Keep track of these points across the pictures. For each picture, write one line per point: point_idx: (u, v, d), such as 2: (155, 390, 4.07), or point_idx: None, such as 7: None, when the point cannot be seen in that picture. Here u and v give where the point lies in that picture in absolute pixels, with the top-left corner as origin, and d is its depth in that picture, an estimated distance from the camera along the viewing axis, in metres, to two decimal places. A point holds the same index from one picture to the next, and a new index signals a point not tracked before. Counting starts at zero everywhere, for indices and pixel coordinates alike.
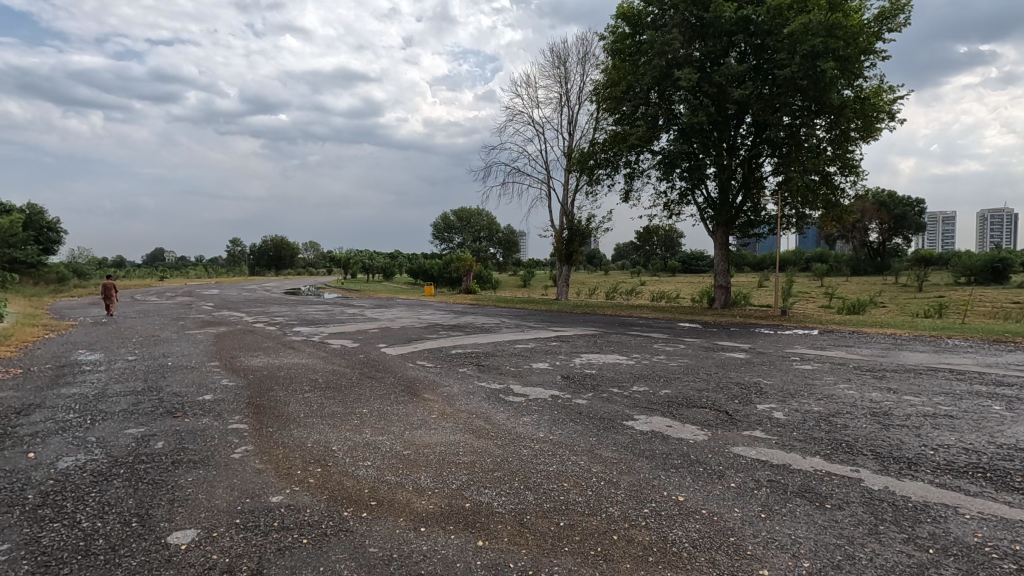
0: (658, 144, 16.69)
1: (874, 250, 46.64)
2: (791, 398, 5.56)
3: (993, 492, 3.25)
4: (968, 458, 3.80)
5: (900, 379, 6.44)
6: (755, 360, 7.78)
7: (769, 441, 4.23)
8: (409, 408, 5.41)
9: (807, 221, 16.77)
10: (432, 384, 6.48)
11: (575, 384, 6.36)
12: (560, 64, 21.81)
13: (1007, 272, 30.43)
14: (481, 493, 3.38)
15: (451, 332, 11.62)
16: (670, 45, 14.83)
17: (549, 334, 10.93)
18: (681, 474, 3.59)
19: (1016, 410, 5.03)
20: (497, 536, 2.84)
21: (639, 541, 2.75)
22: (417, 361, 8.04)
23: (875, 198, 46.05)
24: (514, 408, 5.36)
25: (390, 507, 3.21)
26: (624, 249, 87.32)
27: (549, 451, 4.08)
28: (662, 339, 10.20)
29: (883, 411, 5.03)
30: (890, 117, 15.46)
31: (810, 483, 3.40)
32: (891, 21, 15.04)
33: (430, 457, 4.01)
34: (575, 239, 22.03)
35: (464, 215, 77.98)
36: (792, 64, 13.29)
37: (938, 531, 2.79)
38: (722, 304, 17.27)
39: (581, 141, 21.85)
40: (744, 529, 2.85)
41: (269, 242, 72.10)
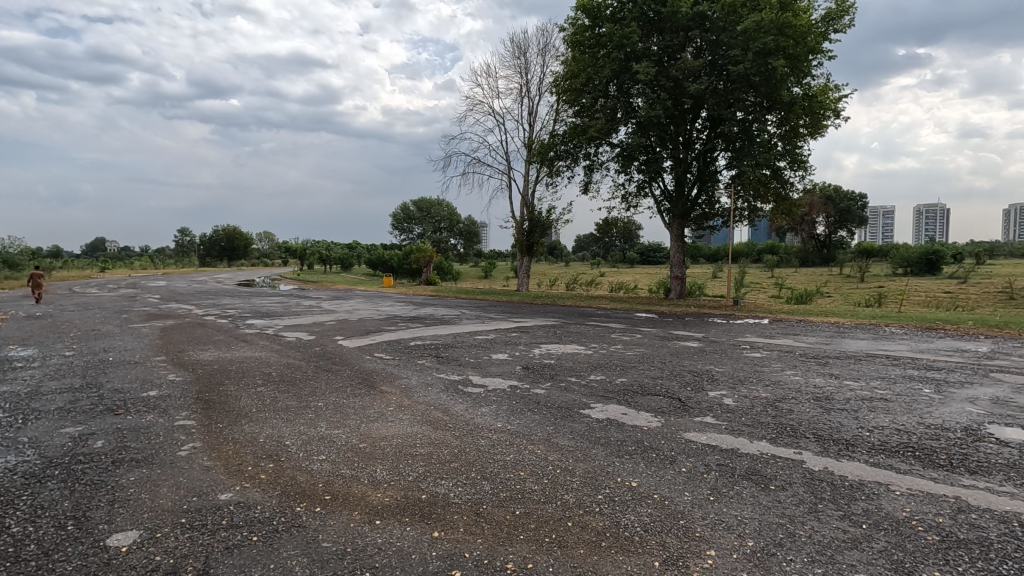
0: (617, 137, 16.88)
1: (820, 243, 48.68)
2: (740, 384, 5.77)
3: (922, 469, 3.46)
4: (899, 439, 4.04)
5: (842, 365, 6.78)
6: (708, 349, 8.02)
7: (718, 426, 4.38)
8: (366, 401, 5.32)
9: (758, 214, 17.31)
10: (390, 376, 6.42)
11: (534, 374, 6.43)
12: (520, 54, 21.73)
13: (940, 264, 32.34)
14: (437, 484, 3.37)
15: (410, 324, 11.54)
16: (628, 38, 15.03)
17: (509, 325, 10.99)
18: (634, 460, 3.68)
19: (944, 392, 5.38)
20: (454, 527, 2.84)
21: (594, 526, 2.81)
22: (375, 353, 7.93)
23: (822, 193, 48.10)
24: (472, 399, 5.36)
25: (345, 501, 3.16)
26: (583, 241, 88.47)
27: (507, 441, 4.11)
28: (619, 328, 10.43)
29: (825, 395, 5.29)
30: (836, 114, 16.08)
31: (757, 466, 3.54)
32: (837, 22, 15.63)
33: (387, 450, 3.97)
34: (536, 230, 22.09)
35: (423, 206, 76.89)
36: (744, 60, 13.67)
37: (872, 508, 2.96)
38: (678, 295, 17.72)
39: (541, 133, 21.88)
40: (694, 512, 2.94)
41: (220, 232, 69.43)
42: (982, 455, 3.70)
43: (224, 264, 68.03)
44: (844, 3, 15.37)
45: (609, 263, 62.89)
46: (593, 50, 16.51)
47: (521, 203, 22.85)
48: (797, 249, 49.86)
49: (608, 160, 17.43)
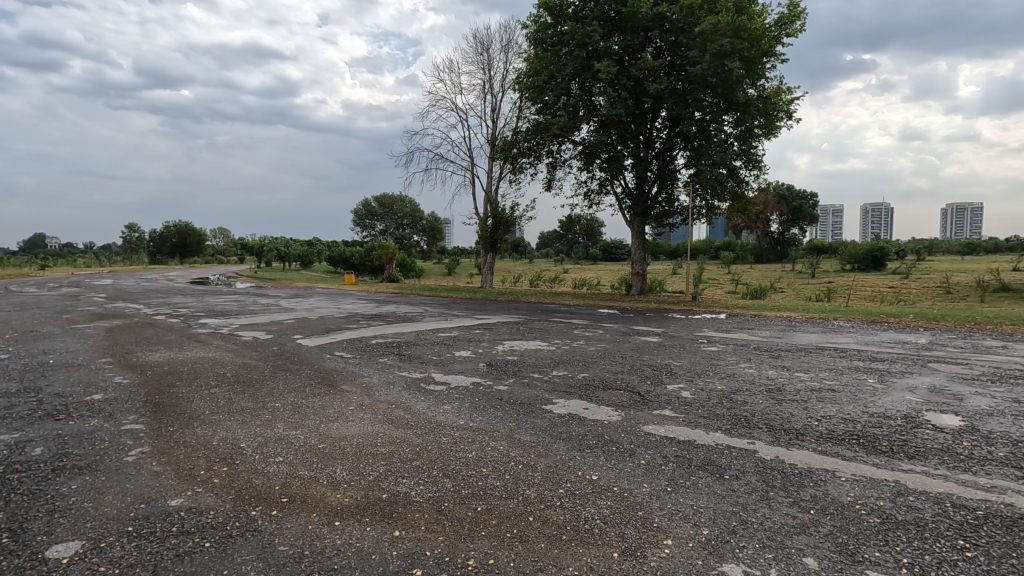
0: (579, 135, 17.03)
1: (775, 240, 50.40)
2: (697, 378, 5.93)
3: (865, 455, 3.64)
4: (845, 427, 4.24)
5: (793, 357, 7.07)
6: (667, 344, 8.20)
7: (676, 418, 4.49)
8: (325, 400, 5.23)
9: (715, 212, 17.76)
10: (351, 375, 6.31)
11: (497, 371, 6.44)
12: (482, 50, 21.68)
13: (884, 260, 33.93)
14: (398, 483, 3.34)
15: (372, 322, 11.36)
16: (590, 37, 15.19)
17: (472, 322, 10.97)
18: (595, 454, 3.74)
19: (886, 382, 5.67)
20: (415, 525, 2.82)
21: (554, 520, 2.83)
22: (336, 352, 7.80)
23: (775, 192, 49.81)
24: (434, 396, 5.32)
25: (303, 502, 3.10)
26: (546, 238, 89.05)
27: (469, 438, 4.10)
28: (582, 324, 10.57)
29: (777, 387, 5.50)
30: (788, 115, 16.65)
31: (712, 457, 3.65)
32: (789, 27, 16.18)
33: (347, 450, 3.91)
34: (499, 227, 22.08)
35: (386, 202, 75.77)
36: (702, 62, 14.01)
37: (819, 493, 3.09)
38: (639, 290, 18.06)
39: (504, 129, 21.88)
40: (652, 502, 3.01)
41: (171, 228, 66.69)
42: (919, 440, 3.92)
43: (176, 261, 65.42)
44: (796, 8, 15.91)
45: (572, 259, 63.63)
46: (555, 48, 16.61)
47: (485, 200, 22.79)
48: (753, 246, 51.48)
49: (570, 158, 17.57)
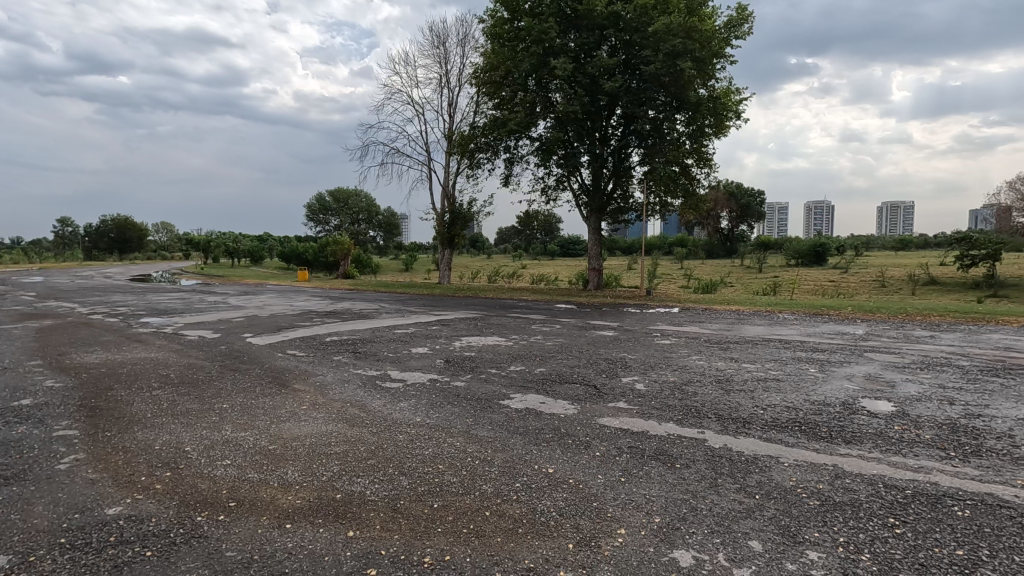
0: (536, 131, 17.08)
1: (725, 236, 52.12)
2: (651, 370, 6.08)
3: (806, 441, 3.82)
4: (789, 414, 4.43)
5: (740, 349, 7.34)
6: (622, 337, 8.37)
7: (630, 410, 4.59)
8: (277, 400, 5.08)
9: (668, 208, 18.18)
10: (304, 374, 6.14)
11: (454, 367, 6.41)
12: (438, 44, 21.41)
13: (825, 255, 35.65)
14: (353, 482, 3.28)
15: (326, 319, 11.10)
16: (546, 33, 15.24)
17: (429, 318, 10.88)
18: (551, 447, 3.77)
19: (826, 371, 5.97)
20: (369, 525, 2.78)
21: (510, 514, 2.85)
22: (287, 350, 7.57)
23: (725, 189, 51.43)
24: (391, 394, 5.25)
25: (252, 506, 3.00)
26: (504, 234, 89.12)
27: (426, 435, 4.07)
28: (539, 319, 10.65)
29: (725, 377, 5.71)
30: (737, 115, 17.22)
31: (664, 446, 3.75)
32: (738, 29, 16.71)
33: (299, 450, 3.81)
34: (457, 222, 21.93)
35: (341, 196, 73.96)
36: (656, 61, 14.30)
37: (764, 479, 3.22)
38: (595, 286, 18.32)
39: (461, 124, 21.72)
40: (606, 493, 3.07)
41: (109, 223, 63.07)
42: (855, 425, 4.15)
43: (114, 258, 61.92)
44: (744, 12, 16.45)
45: (530, 255, 63.95)
46: (512, 43, 16.61)
47: (443, 195, 22.59)
48: (704, 242, 53.06)
49: (527, 153, 17.61)
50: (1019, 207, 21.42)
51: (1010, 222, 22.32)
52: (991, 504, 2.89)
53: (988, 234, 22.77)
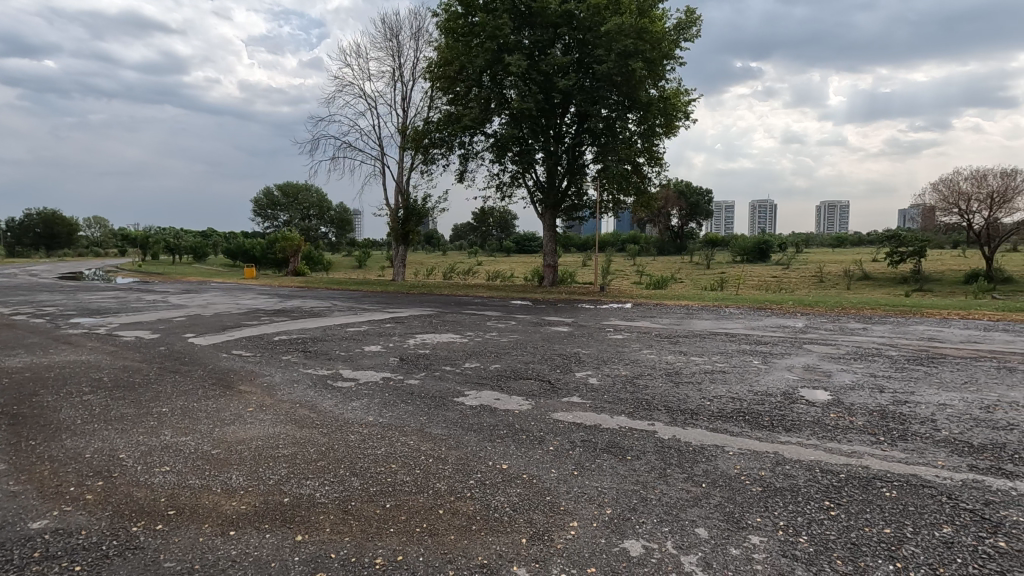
0: (491, 127, 17.05)
1: (675, 234, 53.65)
2: (604, 365, 6.18)
3: (750, 431, 3.98)
4: (734, 405, 4.61)
5: (689, 342, 7.58)
6: (576, 333, 8.47)
7: (583, 405, 4.65)
8: (221, 402, 4.88)
9: (621, 206, 18.50)
10: (250, 374, 5.93)
11: (408, 365, 6.34)
12: (391, 36, 21.04)
13: (769, 252, 37.22)
14: (301, 485, 3.19)
15: (274, 317, 10.74)
16: (501, 29, 15.24)
17: (383, 316, 10.70)
18: (505, 443, 3.79)
19: (769, 363, 6.24)
20: (318, 528, 2.71)
21: (464, 511, 2.84)
22: (233, 350, 7.29)
23: (676, 188, 52.94)
24: (342, 393, 5.14)
25: (193, 513, 2.87)
26: (460, 231, 88.65)
27: (378, 435, 4.00)
28: (495, 316, 10.67)
29: (675, 370, 5.88)
30: (686, 116, 17.70)
31: (616, 439, 3.83)
32: (686, 32, 17.17)
33: (244, 454, 3.67)
34: (411, 219, 21.64)
35: (290, 191, 71.61)
36: (608, 61, 14.53)
37: (710, 468, 3.34)
38: (550, 282, 18.49)
39: (415, 118, 21.42)
40: (559, 487, 3.10)
41: (35, 217, 58.94)
42: (794, 414, 4.35)
43: (41, 255, 57.90)
44: (692, 15, 16.91)
45: (486, 252, 63.91)
46: (467, 39, 16.51)
47: (396, 191, 22.24)
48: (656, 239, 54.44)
49: (482, 150, 17.56)
50: (942, 207, 22.92)
51: (934, 221, 23.87)
52: (915, 484, 3.09)
53: (914, 233, 24.30)
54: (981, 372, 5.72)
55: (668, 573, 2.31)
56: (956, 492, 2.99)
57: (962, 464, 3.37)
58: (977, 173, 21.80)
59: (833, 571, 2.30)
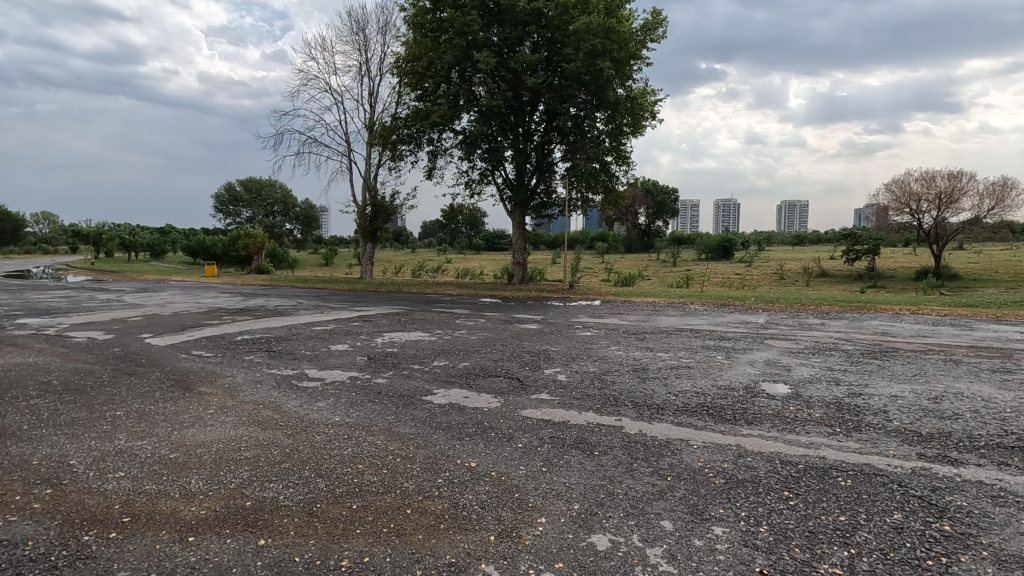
0: (460, 124, 16.95)
1: (642, 232, 54.46)
2: (572, 361, 6.23)
3: (713, 424, 4.07)
4: (698, 399, 4.71)
5: (655, 339, 7.70)
6: (545, 330, 8.51)
7: (552, 401, 4.68)
8: (180, 405, 4.72)
9: (589, 204, 18.64)
10: (210, 376, 5.75)
11: (376, 364, 6.26)
12: (358, 30, 20.69)
13: (732, 250, 38.16)
14: (265, 488, 3.12)
15: (236, 317, 10.44)
16: (469, 26, 15.17)
17: (350, 315, 10.53)
18: (474, 441, 3.78)
19: (732, 358, 6.40)
20: (282, 531, 2.66)
21: (432, 510, 2.82)
22: (193, 351, 7.06)
23: (643, 186, 53.77)
24: (307, 394, 5.04)
25: (150, 520, 2.77)
26: (428, 228, 87.96)
27: (345, 435, 3.93)
28: (464, 314, 10.63)
29: (641, 366, 5.96)
30: (652, 115, 17.96)
31: (584, 435, 3.86)
32: (653, 33, 17.42)
33: (204, 457, 3.56)
34: (379, 216, 21.34)
35: (253, 187, 69.76)
36: (576, 60, 14.63)
37: (675, 461, 3.40)
38: (519, 280, 18.52)
39: (382, 114, 21.13)
40: (528, 483, 3.11)
41: None
42: (756, 408, 4.48)
43: None
44: (658, 16, 17.15)
45: (455, 250, 63.62)
46: (435, 35, 16.36)
47: (364, 187, 21.90)
48: (624, 237, 55.17)
49: (451, 147, 17.44)
50: (894, 207, 23.90)
51: (887, 221, 24.88)
52: (868, 473, 3.22)
53: (869, 232, 25.27)
54: (929, 365, 6.00)
55: (634, 565, 2.34)
56: (906, 479, 3.13)
57: (911, 452, 3.53)
58: (926, 175, 22.85)
59: (792, 558, 2.38)
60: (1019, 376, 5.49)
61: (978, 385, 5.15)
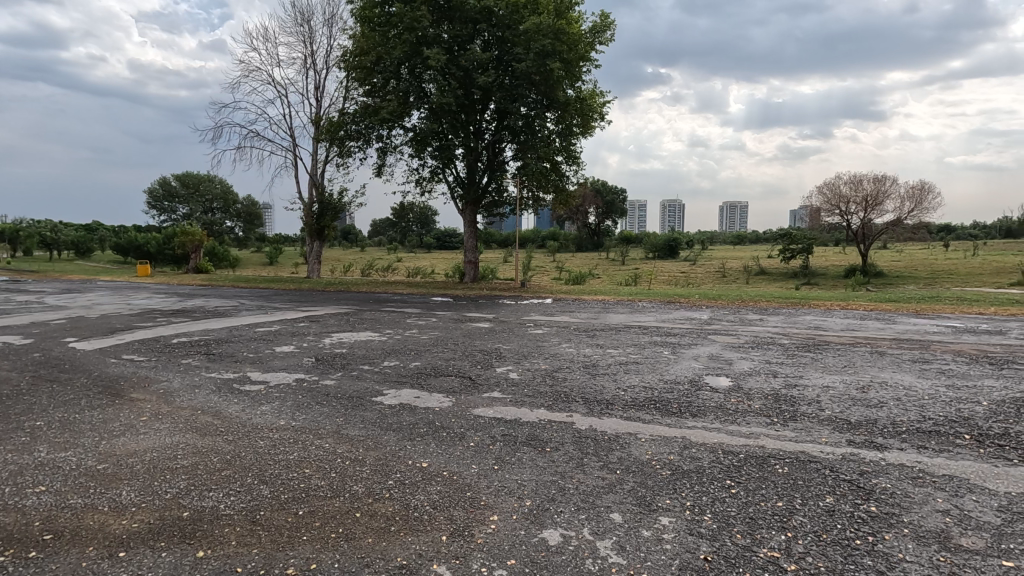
0: (410, 121, 16.71)
1: (592, 231, 55.43)
2: (524, 359, 6.26)
3: (660, 417, 4.20)
4: (646, 394, 4.84)
5: (605, 335, 7.85)
6: (497, 328, 8.52)
7: (504, 399, 4.69)
8: (110, 412, 4.44)
9: (541, 203, 18.72)
10: (143, 381, 5.42)
11: (323, 365, 6.08)
12: (303, 21, 20.03)
13: (678, 249, 39.37)
14: (203, 497, 2.97)
15: (171, 319, 9.87)
16: (419, 21, 15.01)
17: (296, 315, 10.17)
18: (426, 441, 3.73)
19: (678, 353, 6.61)
20: (223, 541, 2.54)
21: (382, 513, 2.77)
22: (123, 355, 6.63)
23: (593, 186, 54.59)
24: (250, 398, 4.84)
25: (74, 536, 2.59)
26: (378, 227, 86.20)
27: (291, 439, 3.80)
28: (415, 313, 10.51)
29: (592, 363, 6.07)
30: (601, 116, 18.26)
31: (536, 432, 3.89)
32: (601, 36, 17.73)
33: (137, 467, 3.36)
34: (326, 213, 20.73)
35: (190, 182, 66.21)
36: (526, 59, 14.72)
37: (624, 454, 3.49)
38: (471, 279, 18.42)
39: (329, 108, 20.55)
40: (479, 481, 3.11)
41: None
42: (700, 400, 4.64)
43: None
44: (607, 19, 17.46)
45: (405, 248, 62.63)
46: (383, 29, 16.08)
47: (310, 184, 21.22)
48: (574, 236, 55.88)
49: (401, 144, 17.16)
50: (826, 209, 25.35)
51: (819, 221, 26.32)
52: (803, 460, 3.40)
53: (803, 232, 26.62)
54: (857, 357, 6.39)
55: (585, 558, 2.38)
56: (837, 465, 3.32)
57: (841, 439, 3.75)
58: (854, 178, 24.37)
59: (735, 544, 2.48)
60: (935, 365, 5.94)
61: (899, 374, 5.53)
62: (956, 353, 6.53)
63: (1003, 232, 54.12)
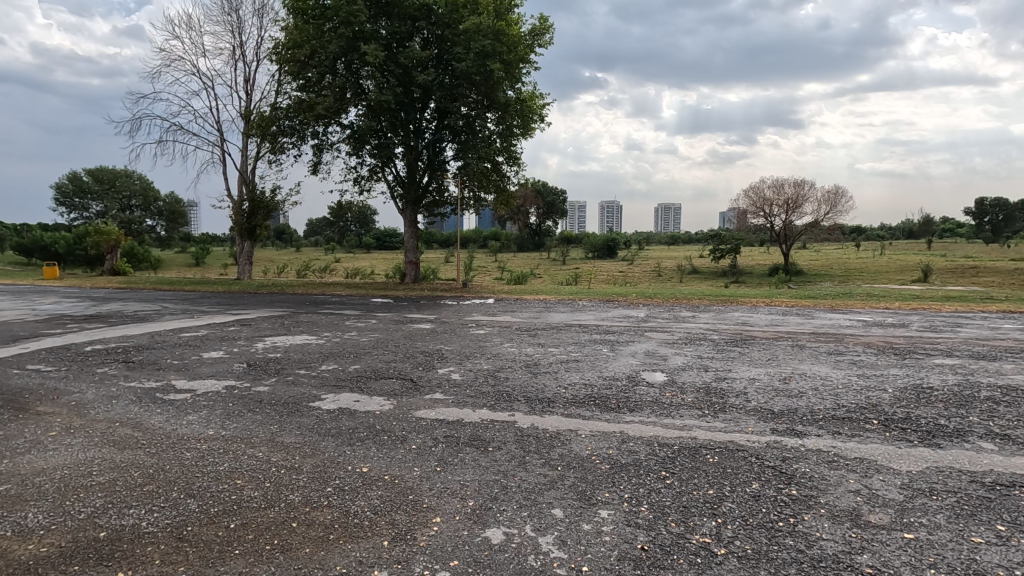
0: (347, 118, 16.27)
1: (533, 231, 55.98)
2: (466, 360, 6.25)
3: (600, 413, 4.31)
4: (586, 391, 4.95)
5: (546, 334, 7.96)
6: (439, 329, 8.45)
7: (446, 401, 4.66)
8: (13, 428, 4.06)
9: (483, 203, 18.68)
10: (53, 393, 5.00)
11: (256, 370, 5.82)
12: (230, 10, 19.08)
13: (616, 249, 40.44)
14: (123, 514, 2.78)
15: (84, 324, 9.15)
16: (355, 16, 14.67)
17: (225, 319, 9.66)
18: (366, 445, 3.66)
19: (616, 350, 6.79)
20: (145, 560, 2.39)
21: (321, 521, 2.69)
22: (30, 365, 6.08)
23: (534, 186, 55.10)
24: (175, 407, 4.56)
25: None
26: (314, 226, 83.34)
27: (220, 449, 3.63)
28: (354, 314, 10.25)
29: (534, 362, 6.14)
30: (541, 117, 18.44)
31: (478, 432, 3.89)
32: (540, 39, 17.92)
33: (45, 487, 3.09)
34: (257, 212, 19.81)
35: (104, 177, 61.45)
36: (466, 59, 14.69)
37: (565, 451, 3.56)
38: (412, 279, 18.15)
39: (260, 102, 19.66)
40: (422, 484, 3.08)
41: None
42: (637, 395, 4.81)
43: None
44: (546, 22, 17.67)
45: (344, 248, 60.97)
46: (318, 22, 15.57)
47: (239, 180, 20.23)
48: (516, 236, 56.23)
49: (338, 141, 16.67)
50: (752, 211, 26.80)
51: (746, 223, 27.79)
52: (732, 449, 3.60)
53: (732, 233, 28.01)
54: (779, 350, 6.81)
55: (527, 555, 2.41)
56: (762, 452, 3.53)
57: (766, 428, 3.99)
58: (777, 181, 25.95)
59: (669, 533, 2.59)
60: (848, 357, 6.41)
61: (817, 365, 5.94)
62: (867, 345, 7.07)
63: (906, 234, 59.06)
